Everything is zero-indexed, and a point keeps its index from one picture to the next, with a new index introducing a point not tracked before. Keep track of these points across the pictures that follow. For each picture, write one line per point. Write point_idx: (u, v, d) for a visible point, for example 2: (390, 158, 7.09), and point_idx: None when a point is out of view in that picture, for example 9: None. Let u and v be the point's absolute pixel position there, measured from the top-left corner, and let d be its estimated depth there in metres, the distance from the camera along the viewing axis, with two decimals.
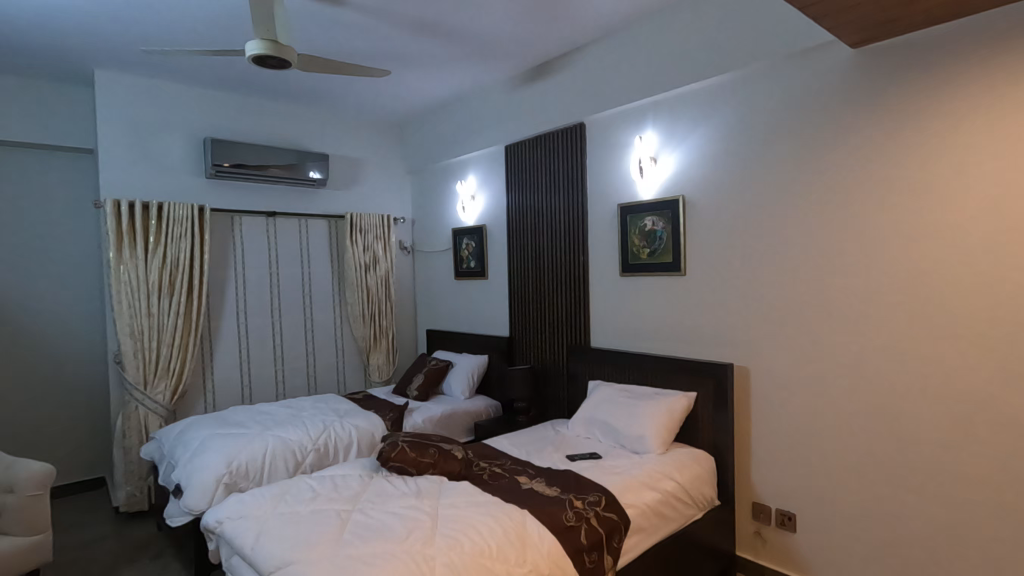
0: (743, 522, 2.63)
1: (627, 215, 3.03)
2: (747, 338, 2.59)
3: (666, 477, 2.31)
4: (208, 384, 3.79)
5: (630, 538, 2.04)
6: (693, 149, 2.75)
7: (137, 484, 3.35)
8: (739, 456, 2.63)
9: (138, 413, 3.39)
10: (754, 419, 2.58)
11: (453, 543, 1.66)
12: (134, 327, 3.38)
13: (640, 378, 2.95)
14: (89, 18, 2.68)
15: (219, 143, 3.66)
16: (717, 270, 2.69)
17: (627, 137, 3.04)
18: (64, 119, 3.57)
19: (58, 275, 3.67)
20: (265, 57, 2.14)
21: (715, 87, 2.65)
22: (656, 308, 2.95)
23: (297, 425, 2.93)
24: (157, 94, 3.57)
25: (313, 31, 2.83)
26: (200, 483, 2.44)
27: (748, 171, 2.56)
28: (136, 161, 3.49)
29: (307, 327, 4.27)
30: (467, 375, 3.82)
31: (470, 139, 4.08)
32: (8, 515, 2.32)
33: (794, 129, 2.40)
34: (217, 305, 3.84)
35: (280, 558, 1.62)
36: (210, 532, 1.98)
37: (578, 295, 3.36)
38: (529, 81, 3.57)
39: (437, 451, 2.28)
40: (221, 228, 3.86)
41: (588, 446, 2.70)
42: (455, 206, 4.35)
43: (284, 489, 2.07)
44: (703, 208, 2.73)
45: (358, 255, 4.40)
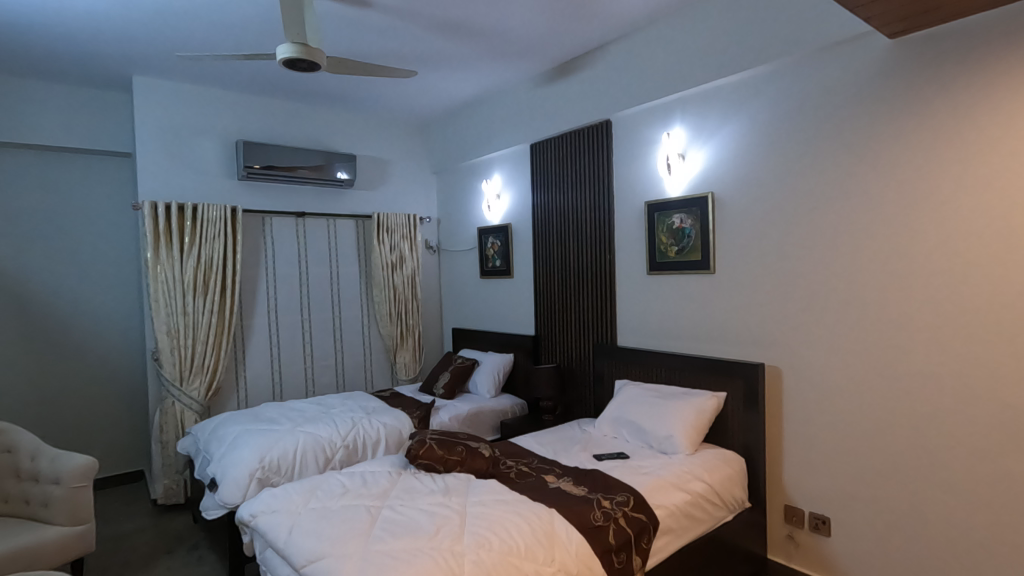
0: (775, 526, 2.57)
1: (654, 212, 3.00)
2: (779, 338, 2.53)
3: (695, 478, 2.27)
4: (240, 381, 3.88)
5: (658, 539, 2.02)
6: (722, 145, 2.71)
7: (173, 477, 3.45)
8: (770, 459, 2.57)
9: (175, 408, 3.50)
10: (786, 420, 2.52)
11: (481, 541, 1.66)
12: (171, 325, 3.49)
13: (668, 378, 2.92)
14: (128, 26, 2.77)
15: (251, 145, 3.74)
16: (748, 269, 2.63)
17: (655, 134, 3.01)
18: (104, 124, 3.70)
19: (99, 274, 3.80)
20: (296, 60, 2.18)
21: (745, 82, 2.60)
22: (685, 307, 2.91)
23: (327, 422, 2.98)
24: (192, 98, 3.67)
25: (340, 33, 2.87)
26: (234, 477, 2.50)
27: (781, 167, 2.50)
28: (172, 164, 3.59)
29: (336, 325, 4.34)
30: (493, 374, 3.83)
31: (495, 139, 4.08)
32: (56, 505, 2.43)
33: (827, 122, 2.33)
34: (249, 304, 3.93)
35: (312, 552, 1.65)
36: (245, 525, 2.03)
37: (605, 294, 3.33)
38: (554, 79, 3.55)
39: (464, 449, 2.29)
40: (252, 229, 3.94)
41: (615, 446, 2.68)
42: (481, 206, 4.36)
43: (315, 484, 2.11)
44: (733, 205, 2.68)
45: (385, 254, 4.45)
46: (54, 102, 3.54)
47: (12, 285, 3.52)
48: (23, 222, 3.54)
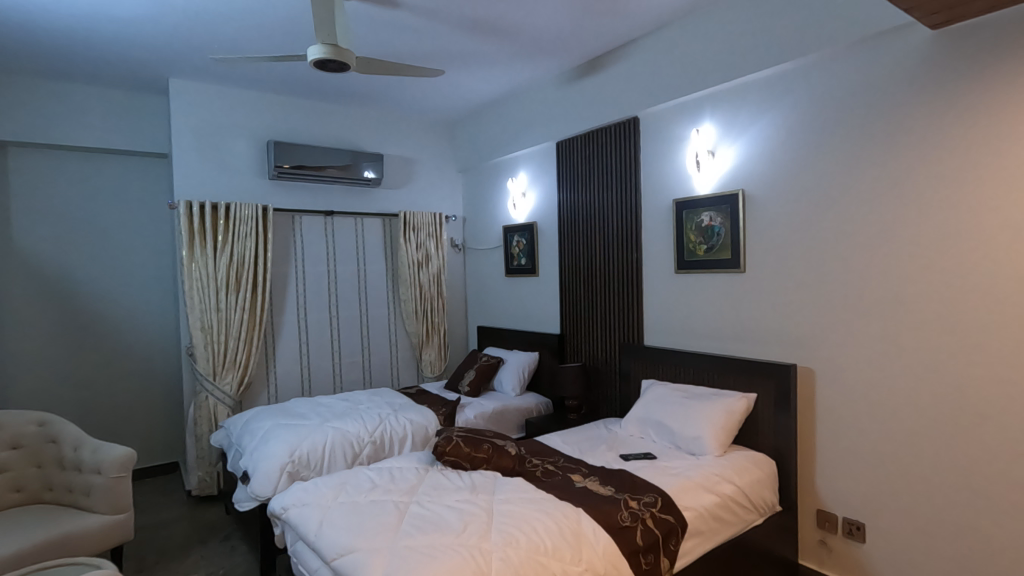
0: (806, 530, 2.52)
1: (682, 210, 2.96)
2: (812, 339, 2.47)
3: (725, 480, 2.24)
4: (271, 376, 3.96)
5: (687, 541, 1.99)
6: (753, 141, 2.66)
7: (207, 469, 3.55)
8: (802, 462, 2.51)
9: (209, 402, 3.59)
10: (819, 423, 2.45)
11: (509, 539, 1.67)
12: (205, 321, 3.58)
13: (696, 379, 2.88)
14: (166, 30, 2.85)
15: (282, 145, 3.82)
16: (780, 269, 2.58)
17: (684, 130, 2.97)
18: (142, 126, 3.81)
19: (137, 271, 3.93)
20: (326, 61, 2.20)
21: (778, 77, 2.54)
22: (713, 306, 2.87)
23: (355, 418, 3.02)
24: (225, 100, 3.75)
25: (369, 33, 2.90)
26: (265, 470, 2.55)
27: (813, 164, 2.44)
28: (206, 164, 3.69)
29: (363, 322, 4.40)
30: (518, 372, 3.83)
31: (521, 137, 4.07)
32: (97, 494, 2.51)
33: (863, 117, 2.27)
34: (279, 301, 4.01)
35: (342, 546, 1.67)
36: (276, 517, 2.07)
37: (631, 293, 3.30)
38: (581, 77, 3.53)
39: (491, 446, 2.30)
40: (283, 228, 4.02)
41: (642, 446, 2.66)
42: (506, 204, 4.37)
43: (344, 479, 2.14)
44: (764, 203, 2.63)
45: (411, 252, 4.49)
46: (96, 105, 3.67)
47: (57, 281, 3.66)
48: (66, 221, 3.68)
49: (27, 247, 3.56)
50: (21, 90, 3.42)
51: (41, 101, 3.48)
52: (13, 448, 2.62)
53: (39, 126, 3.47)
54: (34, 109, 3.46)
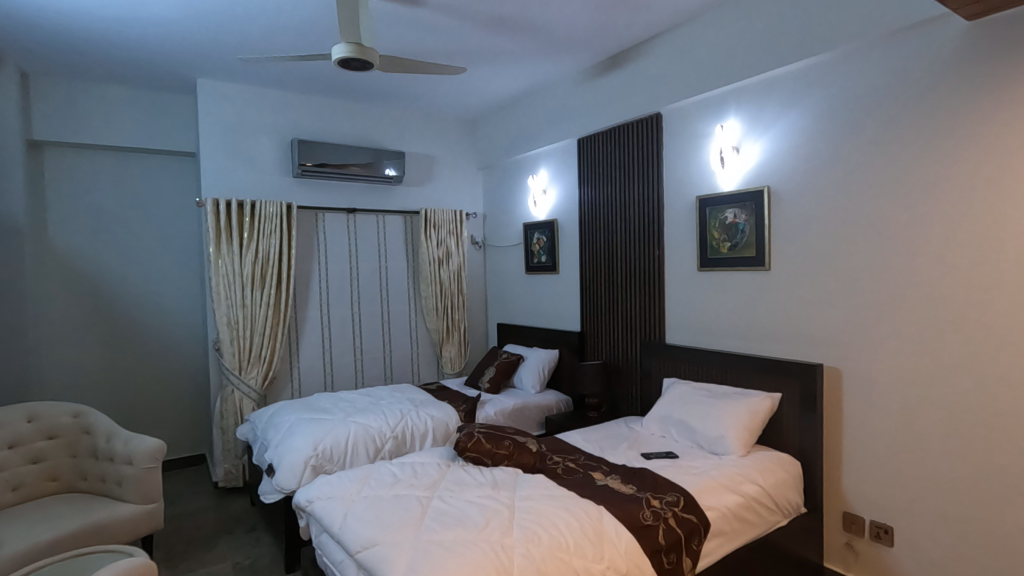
0: (832, 532, 2.47)
1: (706, 207, 2.92)
2: (838, 338, 2.43)
3: (748, 481, 2.21)
4: (294, 371, 4.03)
5: (710, 541, 1.98)
6: (779, 136, 2.61)
7: (233, 462, 3.63)
8: (828, 463, 2.47)
9: (235, 396, 3.66)
10: (846, 424, 2.41)
11: (531, 535, 1.67)
12: (231, 317, 3.65)
13: (719, 378, 2.84)
14: (195, 31, 2.91)
15: (306, 144, 3.87)
16: (806, 267, 2.53)
17: (708, 126, 2.94)
18: (171, 125, 3.90)
19: (166, 268, 4.02)
20: (350, 60, 2.22)
21: (805, 71, 2.49)
22: (737, 304, 2.84)
23: (377, 413, 3.05)
24: (251, 99, 3.82)
25: (393, 32, 2.92)
26: (290, 463, 2.59)
27: (841, 160, 2.39)
28: (233, 163, 3.76)
29: (384, 319, 4.44)
30: (538, 369, 3.83)
31: (542, 133, 4.07)
32: (129, 484, 2.58)
33: (895, 112, 2.21)
34: (302, 297, 4.07)
35: (366, 539, 1.70)
36: (301, 510, 2.11)
37: (653, 290, 3.28)
38: (603, 73, 3.51)
39: (512, 443, 2.30)
40: (307, 225, 4.07)
41: (664, 445, 2.64)
42: (527, 201, 4.36)
43: (367, 473, 2.16)
44: (791, 199, 2.58)
45: (432, 249, 4.52)
46: (127, 105, 3.76)
47: (90, 277, 3.77)
48: (97, 219, 3.78)
49: (61, 243, 3.67)
50: (55, 91, 3.52)
51: (74, 101, 3.58)
52: (48, 438, 2.71)
53: (72, 126, 3.57)
54: (67, 110, 3.56)
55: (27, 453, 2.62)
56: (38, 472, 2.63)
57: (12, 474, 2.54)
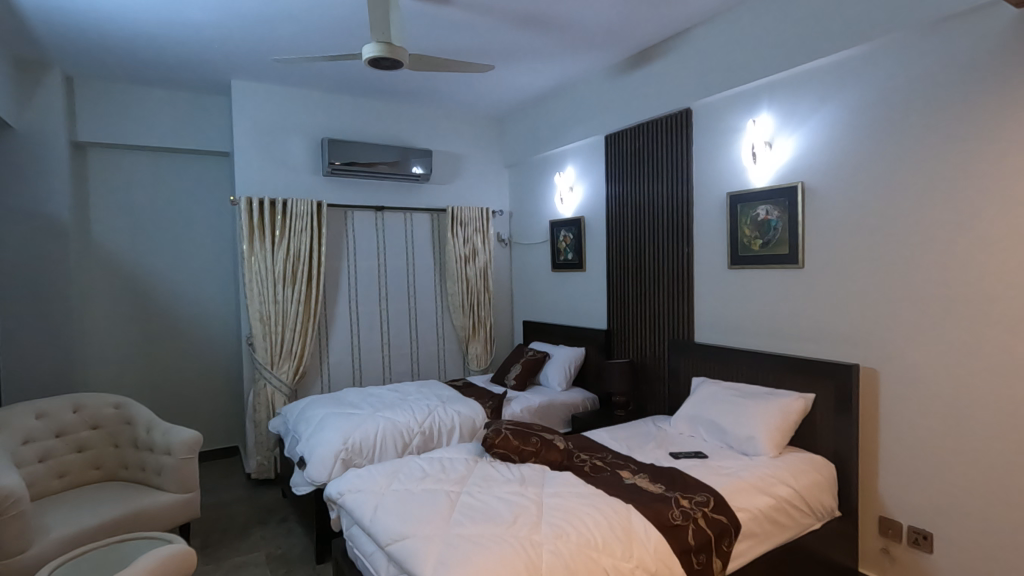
0: (868, 537, 2.41)
1: (737, 204, 2.88)
2: (874, 338, 2.36)
3: (780, 482, 2.17)
4: (324, 366, 4.10)
5: (740, 543, 1.94)
6: (814, 131, 2.55)
7: (265, 454, 3.72)
8: (864, 466, 2.41)
9: (267, 390, 3.75)
10: (883, 426, 2.34)
11: (559, 532, 1.67)
12: (263, 312, 3.74)
13: (750, 378, 2.79)
14: (230, 34, 2.98)
15: (335, 143, 3.93)
16: (841, 265, 2.47)
17: (739, 122, 2.89)
18: (206, 126, 4.00)
19: (201, 265, 4.13)
20: (380, 59, 2.24)
21: (842, 64, 2.43)
22: (769, 303, 2.79)
23: (405, 408, 3.09)
24: (282, 99, 3.89)
25: (422, 31, 2.94)
26: (320, 456, 2.65)
27: (880, 154, 2.32)
28: (266, 162, 3.84)
29: (411, 315, 4.48)
30: (564, 367, 3.82)
31: (569, 130, 4.05)
32: (167, 474, 2.67)
33: (937, 104, 2.14)
34: (332, 293, 4.14)
35: (396, 532, 1.72)
36: (332, 502, 2.15)
37: (682, 288, 3.24)
38: (632, 68, 3.48)
39: (539, 440, 2.31)
40: (336, 222, 4.14)
41: (692, 444, 2.61)
42: (554, 198, 4.35)
43: (397, 467, 2.19)
44: (826, 195, 2.52)
45: (459, 246, 4.55)
46: (165, 106, 3.87)
47: (131, 273, 3.91)
48: (137, 217, 3.91)
49: (103, 241, 3.81)
50: (98, 94, 3.66)
51: (116, 104, 3.71)
52: (92, 427, 2.81)
53: (114, 127, 3.70)
54: (109, 112, 3.68)
55: (73, 442, 2.73)
56: (83, 460, 2.74)
57: (59, 462, 2.65)
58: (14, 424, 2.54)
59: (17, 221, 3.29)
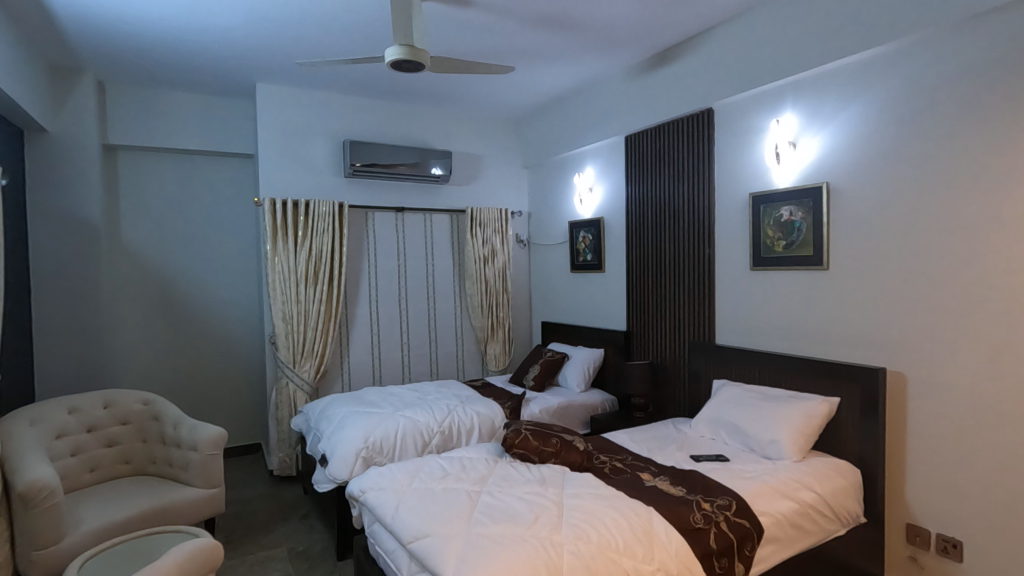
0: (894, 545, 2.36)
1: (760, 204, 2.85)
2: (901, 341, 2.31)
3: (805, 487, 2.14)
4: (345, 365, 4.15)
5: (763, 548, 1.92)
6: (839, 131, 2.51)
7: (287, 451, 3.77)
8: (890, 472, 2.36)
9: (289, 388, 3.80)
10: (910, 431, 2.29)
11: (580, 533, 1.67)
12: (286, 312, 3.80)
13: (773, 381, 2.76)
14: (255, 38, 3.03)
15: (357, 145, 3.98)
16: (867, 266, 2.43)
17: (762, 122, 2.86)
18: (231, 128, 4.08)
19: (226, 264, 4.21)
20: (402, 62, 2.26)
21: (868, 62, 2.38)
22: (792, 305, 2.74)
23: (425, 408, 3.11)
24: (305, 102, 3.95)
25: (443, 33, 2.96)
26: (342, 454, 2.68)
27: (908, 154, 2.28)
28: (289, 164, 3.90)
29: (430, 315, 4.51)
30: (583, 368, 3.81)
31: (589, 131, 4.04)
32: (194, 469, 2.73)
33: (967, 102, 2.09)
34: (352, 293, 4.18)
35: (418, 530, 1.73)
36: (354, 500, 2.17)
37: (703, 290, 3.21)
38: (653, 68, 3.46)
39: (559, 441, 2.31)
40: (357, 223, 4.19)
41: (713, 447, 2.58)
42: (573, 199, 4.34)
43: (418, 466, 2.22)
44: (852, 196, 2.47)
45: (478, 247, 4.57)
46: (191, 110, 3.95)
47: (158, 273, 4.00)
48: (165, 218, 4.00)
49: (133, 241, 3.91)
50: (128, 98, 3.76)
51: (145, 108, 3.80)
52: (122, 423, 2.89)
53: (143, 130, 3.79)
54: (138, 116, 3.78)
55: (103, 437, 2.80)
56: (113, 455, 2.82)
57: (90, 456, 2.73)
58: (48, 419, 2.62)
59: (51, 222, 3.39)
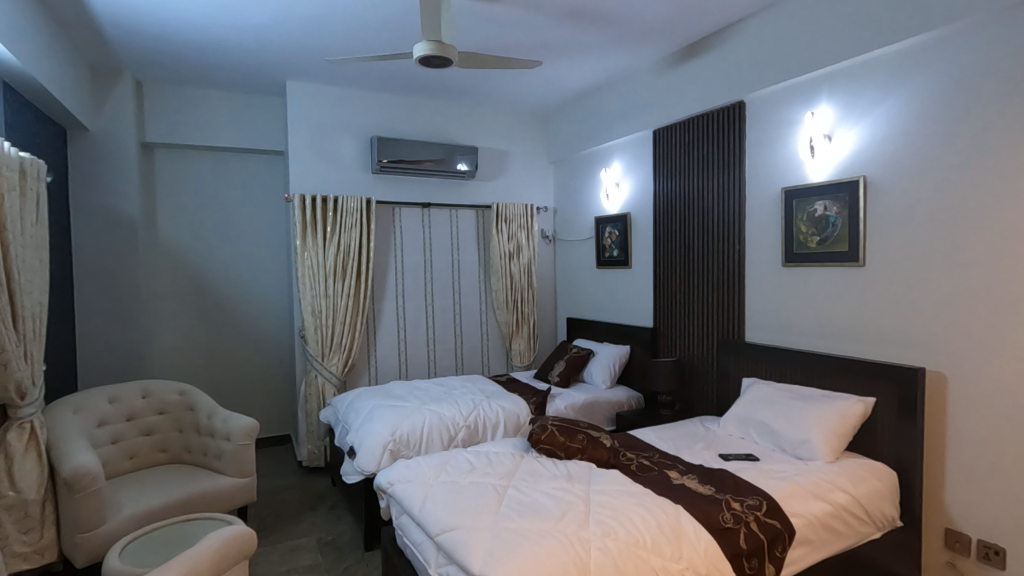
0: (932, 550, 2.29)
1: (793, 199, 2.78)
2: (940, 340, 2.24)
3: (838, 488, 2.09)
4: (371, 359, 4.20)
5: (794, 549, 1.89)
6: (877, 123, 2.43)
7: (316, 443, 3.85)
8: (929, 475, 2.29)
9: (318, 381, 3.87)
10: (950, 433, 2.22)
11: (608, 530, 1.66)
12: (315, 306, 3.86)
13: (805, 380, 2.70)
14: (286, 37, 3.08)
15: (384, 141, 4.01)
16: (905, 263, 2.35)
17: (796, 114, 2.79)
18: (263, 126, 4.15)
19: (257, 259, 4.29)
20: (430, 58, 2.26)
21: (909, 52, 2.30)
22: (825, 302, 2.68)
23: (451, 402, 3.13)
24: (334, 99, 4.00)
25: (471, 28, 2.96)
26: (369, 446, 2.72)
27: (949, 146, 2.19)
28: (318, 161, 3.96)
29: (455, 310, 4.54)
30: (609, 365, 3.78)
31: (616, 126, 4.00)
32: (227, 458, 2.80)
33: (1015, 92, 2.00)
34: (379, 288, 4.23)
35: (445, 523, 1.75)
36: (382, 491, 2.20)
37: (732, 286, 3.15)
38: (682, 61, 3.41)
39: (585, 437, 2.30)
40: (384, 219, 4.23)
41: (743, 446, 2.54)
42: (599, 195, 4.31)
43: (445, 459, 2.23)
44: (890, 190, 2.40)
45: (503, 243, 4.57)
46: (225, 108, 4.04)
47: (193, 268, 4.11)
48: (199, 214, 4.11)
49: (170, 237, 4.03)
50: (165, 97, 3.86)
51: (181, 106, 3.90)
52: (159, 413, 2.98)
53: (179, 129, 3.90)
54: (174, 114, 3.88)
55: (141, 426, 2.90)
56: (150, 443, 2.91)
57: (129, 444, 2.83)
58: (90, 407, 2.72)
59: (92, 218, 3.51)
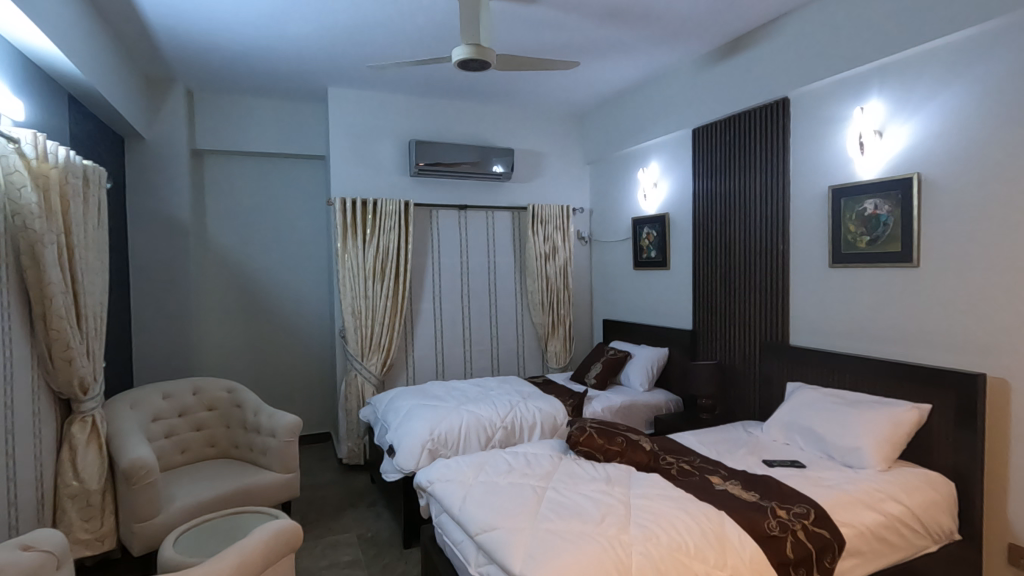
0: (994, 564, 2.17)
1: (840, 198, 2.70)
2: (1003, 346, 2.12)
3: (891, 498, 2.00)
4: (409, 358, 4.27)
5: (844, 560, 1.82)
6: (932, 117, 2.32)
7: (356, 441, 3.93)
8: (990, 486, 2.17)
9: (358, 380, 3.95)
10: (1014, 442, 2.10)
11: (649, 534, 1.64)
12: (355, 306, 3.94)
13: (855, 385, 2.60)
14: (328, 44, 3.16)
15: (422, 144, 4.07)
16: (965, 264, 2.24)
17: (845, 110, 2.70)
18: (305, 131, 4.27)
19: (299, 261, 4.42)
20: (469, 61, 2.27)
21: (968, 42, 2.20)
22: (876, 304, 2.57)
23: (488, 403, 3.14)
24: (373, 104, 4.08)
25: (509, 30, 2.97)
26: (408, 445, 2.76)
27: (1012, 141, 2.08)
28: (358, 165, 4.05)
29: (491, 311, 4.56)
30: (646, 367, 3.74)
31: (654, 125, 3.95)
32: (272, 454, 2.89)
33: None
34: (416, 289, 4.29)
35: (485, 523, 1.76)
36: (422, 490, 2.23)
37: (776, 287, 3.07)
38: (724, 57, 3.34)
39: (625, 440, 2.28)
40: (421, 221, 4.29)
41: (788, 453, 2.47)
42: (637, 195, 4.26)
43: (484, 460, 2.25)
44: (947, 187, 2.29)
45: (539, 244, 4.57)
46: (269, 115, 4.17)
47: (240, 270, 4.26)
48: (244, 217, 4.25)
49: (217, 240, 4.18)
50: (214, 105, 4.01)
51: (229, 114, 4.05)
52: (208, 409, 3.09)
53: (227, 136, 4.05)
54: (222, 121, 4.03)
55: (192, 422, 3.02)
56: (200, 439, 3.03)
57: (181, 439, 2.95)
58: (145, 403, 2.85)
59: (146, 222, 3.68)
